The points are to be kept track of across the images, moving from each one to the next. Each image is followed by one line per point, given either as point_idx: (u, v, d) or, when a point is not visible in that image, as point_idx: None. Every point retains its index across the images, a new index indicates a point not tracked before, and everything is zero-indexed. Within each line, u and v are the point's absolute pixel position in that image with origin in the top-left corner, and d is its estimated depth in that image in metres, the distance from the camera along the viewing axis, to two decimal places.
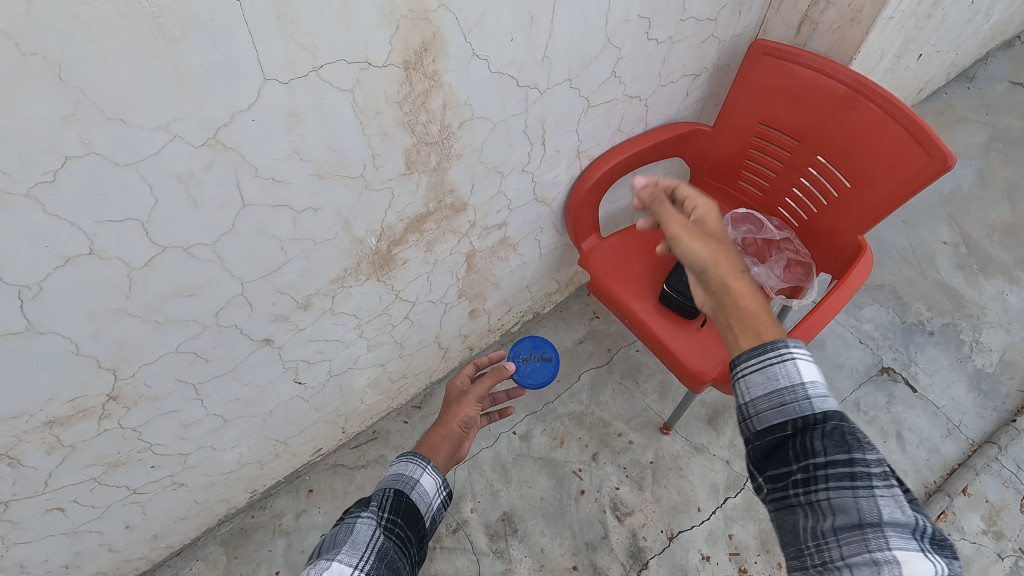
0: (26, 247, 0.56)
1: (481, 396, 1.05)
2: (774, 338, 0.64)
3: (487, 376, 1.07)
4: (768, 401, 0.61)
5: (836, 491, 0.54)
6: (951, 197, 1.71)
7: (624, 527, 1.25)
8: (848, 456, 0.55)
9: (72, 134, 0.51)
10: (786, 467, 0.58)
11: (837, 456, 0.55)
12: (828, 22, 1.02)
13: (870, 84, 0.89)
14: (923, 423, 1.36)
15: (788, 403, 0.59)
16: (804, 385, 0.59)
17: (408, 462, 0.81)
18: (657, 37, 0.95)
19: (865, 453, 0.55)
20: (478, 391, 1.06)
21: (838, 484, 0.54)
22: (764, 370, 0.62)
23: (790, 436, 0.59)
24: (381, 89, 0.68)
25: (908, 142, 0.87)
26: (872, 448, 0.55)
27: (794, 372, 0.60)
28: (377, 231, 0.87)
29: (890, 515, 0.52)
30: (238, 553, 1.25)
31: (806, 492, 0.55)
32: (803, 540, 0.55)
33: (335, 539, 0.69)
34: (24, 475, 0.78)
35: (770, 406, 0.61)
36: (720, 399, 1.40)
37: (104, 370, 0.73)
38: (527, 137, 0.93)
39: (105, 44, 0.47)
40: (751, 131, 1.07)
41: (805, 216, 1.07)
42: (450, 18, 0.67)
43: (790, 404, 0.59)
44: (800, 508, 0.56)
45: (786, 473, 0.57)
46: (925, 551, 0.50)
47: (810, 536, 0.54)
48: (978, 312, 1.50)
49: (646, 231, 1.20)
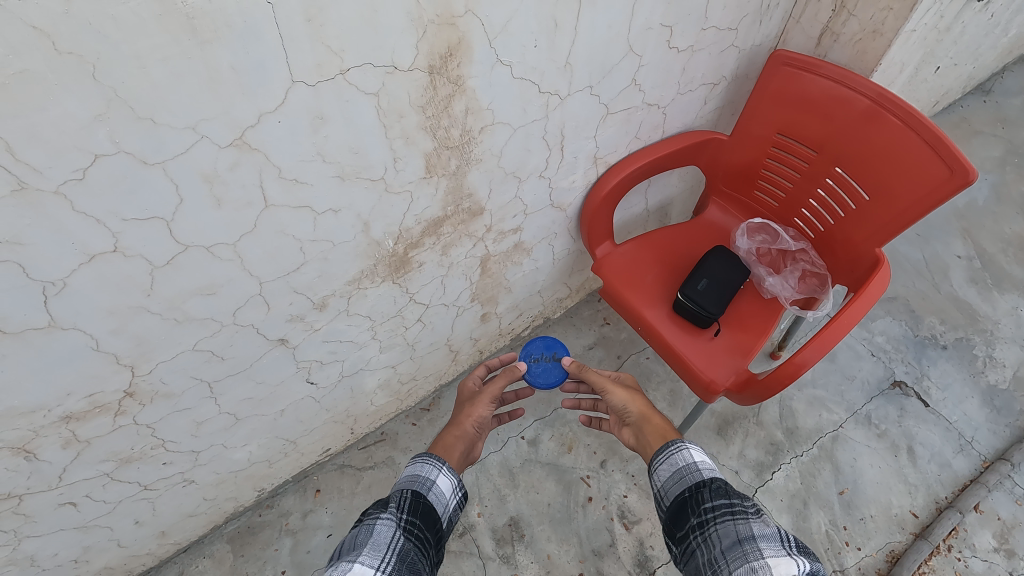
0: (52, 244, 0.56)
1: (494, 397, 1.05)
2: (675, 438, 0.87)
3: (500, 377, 1.08)
4: (672, 485, 0.81)
5: (708, 509, 0.73)
6: (965, 211, 1.70)
7: (631, 535, 1.25)
8: (729, 501, 0.72)
9: (103, 132, 0.51)
10: (690, 500, 0.76)
11: (720, 501, 0.73)
12: (849, 34, 1.01)
13: (891, 97, 0.89)
14: (935, 438, 1.35)
15: (685, 476, 0.80)
16: (696, 463, 0.81)
17: (423, 464, 0.83)
18: (678, 45, 0.95)
19: (744, 501, 0.72)
20: (490, 391, 1.06)
21: (715, 510, 0.72)
22: (671, 465, 0.84)
23: (689, 480, 0.80)
24: (405, 93, 0.69)
25: (929, 156, 0.87)
26: (750, 500, 0.72)
27: (689, 457, 0.82)
28: (395, 234, 0.87)
29: (760, 531, 0.67)
30: (244, 552, 1.25)
31: (695, 512, 0.74)
32: (683, 543, 0.74)
33: (355, 540, 0.68)
34: (39, 469, 0.78)
35: (673, 486, 0.81)
36: (730, 409, 1.39)
37: (122, 367, 0.74)
38: (545, 142, 0.93)
39: (139, 44, 0.47)
40: (768, 141, 1.06)
41: (821, 227, 1.07)
42: (476, 24, 0.68)
43: (686, 475, 0.80)
44: (691, 523, 0.74)
45: (687, 500, 0.76)
46: (792, 554, 0.64)
47: (686, 540, 0.73)
48: (991, 327, 1.49)
49: (659, 239, 1.20)
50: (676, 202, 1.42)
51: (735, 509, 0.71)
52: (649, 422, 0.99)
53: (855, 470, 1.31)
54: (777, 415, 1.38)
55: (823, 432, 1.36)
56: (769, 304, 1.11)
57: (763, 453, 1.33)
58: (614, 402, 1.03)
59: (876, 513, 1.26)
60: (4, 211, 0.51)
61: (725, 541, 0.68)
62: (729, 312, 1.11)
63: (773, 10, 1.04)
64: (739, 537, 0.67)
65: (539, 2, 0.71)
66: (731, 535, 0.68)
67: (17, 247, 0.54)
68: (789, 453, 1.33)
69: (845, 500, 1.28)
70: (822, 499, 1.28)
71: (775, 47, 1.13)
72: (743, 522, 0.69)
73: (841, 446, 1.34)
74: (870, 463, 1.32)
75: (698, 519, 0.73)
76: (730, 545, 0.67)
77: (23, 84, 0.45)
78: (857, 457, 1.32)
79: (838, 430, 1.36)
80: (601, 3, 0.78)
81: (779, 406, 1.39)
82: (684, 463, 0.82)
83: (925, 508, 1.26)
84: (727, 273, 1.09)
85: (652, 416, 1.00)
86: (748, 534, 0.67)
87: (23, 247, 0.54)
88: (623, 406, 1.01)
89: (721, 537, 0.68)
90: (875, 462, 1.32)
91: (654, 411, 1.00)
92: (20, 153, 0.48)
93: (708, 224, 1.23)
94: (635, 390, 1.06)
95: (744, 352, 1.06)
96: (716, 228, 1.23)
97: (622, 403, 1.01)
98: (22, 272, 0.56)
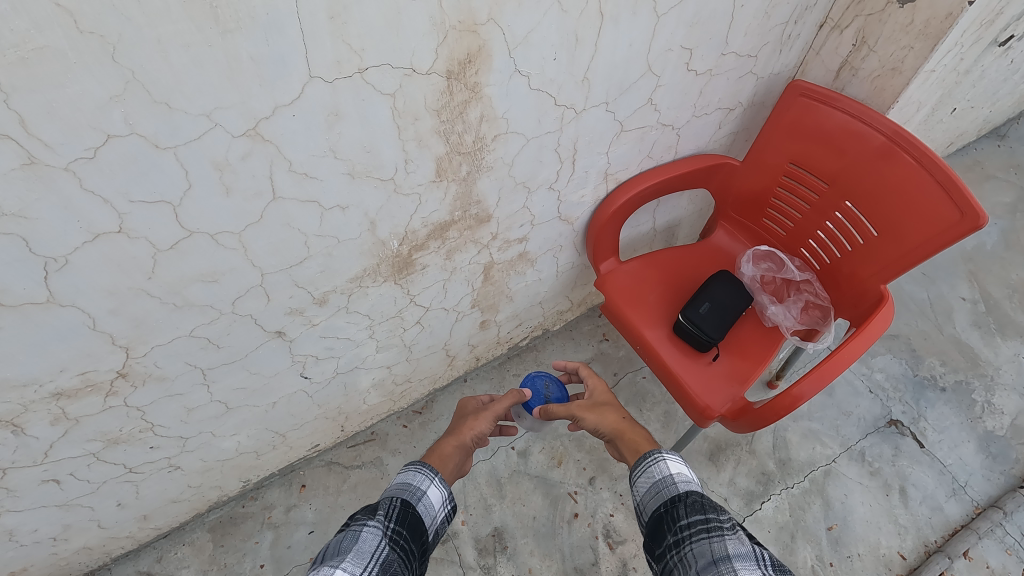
0: (59, 220, 0.56)
1: (497, 415, 1.05)
2: (651, 450, 0.87)
3: (506, 398, 1.08)
4: (649, 499, 0.81)
5: (686, 526, 0.72)
6: (973, 254, 1.70)
7: (615, 555, 1.24)
8: (705, 517, 0.71)
9: (118, 113, 0.51)
10: (669, 518, 0.75)
11: (696, 518, 0.72)
12: (869, 70, 1.01)
13: (906, 135, 0.89)
14: (928, 481, 1.33)
15: (661, 489, 0.80)
16: (673, 476, 0.80)
17: (416, 473, 0.82)
18: (697, 68, 0.96)
19: (719, 516, 0.71)
20: (495, 409, 1.06)
21: (695, 527, 0.71)
22: (648, 479, 0.83)
23: (666, 497, 0.78)
24: (422, 96, 0.69)
25: (940, 197, 0.86)
26: (726, 514, 0.71)
27: (666, 469, 0.82)
28: (401, 235, 0.87)
29: (735, 550, 0.66)
30: (224, 542, 1.24)
31: (673, 531, 0.73)
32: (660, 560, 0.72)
33: (339, 545, 0.67)
34: (26, 444, 0.77)
35: (651, 501, 0.80)
36: (724, 435, 1.38)
37: (117, 347, 0.73)
38: (558, 155, 0.93)
39: (161, 29, 0.48)
40: (780, 170, 1.06)
41: (828, 260, 1.06)
42: (498, 33, 0.68)
43: (662, 489, 0.79)
44: (669, 540, 0.73)
45: (665, 519, 0.75)
46: None
47: (664, 554, 0.72)
48: (992, 372, 1.48)
49: (665, 259, 1.19)
50: (684, 224, 1.42)
51: (710, 526, 0.69)
52: (625, 438, 0.97)
53: (845, 507, 1.30)
54: (770, 444, 1.37)
55: (816, 465, 1.35)
56: (770, 332, 1.11)
57: (753, 482, 1.32)
58: (586, 427, 1.02)
59: (863, 552, 1.24)
60: (13, 184, 0.51)
61: (700, 560, 0.66)
62: (729, 338, 1.11)
63: (794, 40, 1.04)
64: (715, 557, 0.65)
65: (562, 16, 0.71)
66: (706, 554, 0.66)
67: (23, 220, 0.54)
68: (780, 484, 1.32)
69: (833, 537, 1.26)
70: (810, 533, 1.26)
71: (794, 77, 1.14)
72: (718, 539, 0.67)
73: (833, 481, 1.33)
74: (861, 501, 1.30)
75: (674, 536, 0.72)
76: (704, 565, 0.65)
77: (43, 60, 0.45)
78: (848, 494, 1.31)
79: (831, 465, 1.35)
80: (623, 21, 0.78)
81: (773, 436, 1.38)
82: (660, 476, 0.81)
83: (913, 551, 1.25)
84: (730, 299, 1.08)
85: (626, 429, 0.98)
86: (723, 553, 0.65)
87: (29, 221, 0.54)
88: (595, 429, 1.01)
89: (696, 556, 0.67)
90: (866, 499, 1.30)
91: (628, 426, 0.98)
92: (34, 128, 0.48)
93: (715, 248, 1.23)
94: (609, 405, 1.04)
95: (742, 379, 1.05)
96: (723, 252, 1.22)
97: (593, 425, 1.01)
98: (25, 246, 0.56)
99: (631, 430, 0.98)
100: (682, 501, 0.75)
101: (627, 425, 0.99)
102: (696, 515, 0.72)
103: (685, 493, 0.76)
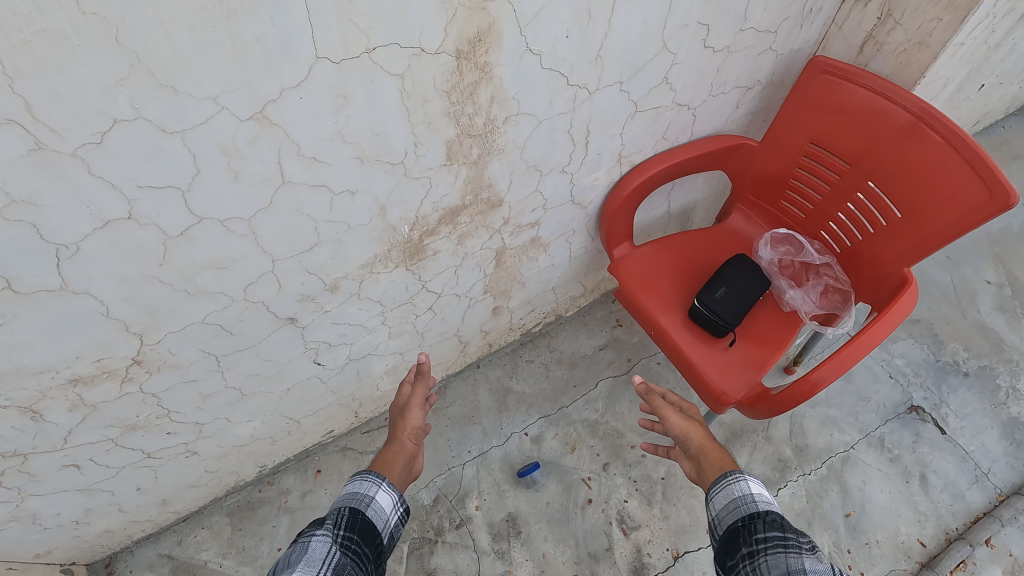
0: (69, 208, 0.56)
1: (423, 400, 1.00)
2: (733, 468, 0.83)
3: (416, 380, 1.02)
4: (725, 513, 0.78)
5: (760, 541, 0.69)
6: (998, 236, 1.65)
7: (629, 540, 1.23)
8: (783, 534, 0.68)
9: (124, 97, 0.50)
10: (743, 533, 0.73)
11: (774, 533, 0.69)
12: (894, 45, 0.98)
13: (934, 112, 0.85)
14: (950, 468, 1.31)
15: (739, 505, 0.77)
16: (752, 493, 0.77)
17: (363, 480, 0.81)
18: (714, 46, 0.93)
19: (799, 535, 0.68)
20: (416, 397, 1.00)
21: (767, 543, 0.69)
22: (725, 495, 0.80)
23: (741, 515, 0.75)
24: (430, 77, 0.67)
25: (969, 176, 0.83)
26: (808, 535, 0.68)
27: (744, 487, 0.79)
28: (411, 220, 0.86)
29: (812, 567, 0.63)
30: (242, 525, 1.26)
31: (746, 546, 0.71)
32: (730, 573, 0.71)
33: (288, 559, 0.66)
34: (45, 430, 0.78)
35: (726, 516, 0.78)
36: (740, 421, 1.37)
37: (131, 335, 0.74)
38: (570, 137, 0.91)
39: (165, 10, 0.47)
40: (799, 151, 1.03)
41: (848, 242, 1.03)
42: (508, 10, 0.66)
43: (740, 504, 0.77)
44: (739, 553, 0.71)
45: (738, 532, 0.73)
46: None
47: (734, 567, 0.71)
48: (1017, 357, 1.44)
49: (681, 243, 1.17)
50: (699, 208, 1.39)
51: (788, 542, 0.67)
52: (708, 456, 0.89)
53: (863, 494, 1.28)
54: (787, 431, 1.35)
55: (833, 452, 1.33)
56: (788, 317, 1.08)
57: (769, 469, 1.31)
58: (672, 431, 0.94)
59: (882, 539, 1.23)
60: (21, 170, 0.51)
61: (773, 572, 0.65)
62: (745, 323, 1.08)
63: (815, 15, 1.00)
64: (789, 569, 0.63)
65: None
66: (780, 566, 0.65)
67: (32, 207, 0.54)
68: (797, 471, 1.30)
69: (851, 524, 1.25)
70: (828, 520, 1.25)
71: (815, 54, 1.10)
72: (794, 554, 0.65)
73: (851, 468, 1.31)
74: (880, 488, 1.28)
75: (748, 549, 0.70)
76: None
77: (46, 43, 0.44)
78: (866, 480, 1.29)
79: (849, 451, 1.33)
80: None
81: (790, 422, 1.37)
82: (739, 492, 0.78)
83: (933, 538, 1.23)
84: (748, 283, 1.06)
85: (712, 448, 0.90)
86: (799, 567, 0.63)
87: (38, 208, 0.54)
88: (682, 436, 0.93)
89: (770, 568, 0.65)
90: (885, 487, 1.28)
91: (715, 445, 0.90)
92: (41, 114, 0.48)
93: (731, 231, 1.20)
94: (699, 423, 0.96)
95: (758, 365, 1.04)
96: (739, 236, 1.20)
97: (681, 434, 0.93)
98: (36, 234, 0.56)
99: (717, 449, 0.90)
100: (757, 517, 0.73)
101: (707, 442, 0.91)
102: (771, 531, 0.70)
103: (761, 510, 0.73)
